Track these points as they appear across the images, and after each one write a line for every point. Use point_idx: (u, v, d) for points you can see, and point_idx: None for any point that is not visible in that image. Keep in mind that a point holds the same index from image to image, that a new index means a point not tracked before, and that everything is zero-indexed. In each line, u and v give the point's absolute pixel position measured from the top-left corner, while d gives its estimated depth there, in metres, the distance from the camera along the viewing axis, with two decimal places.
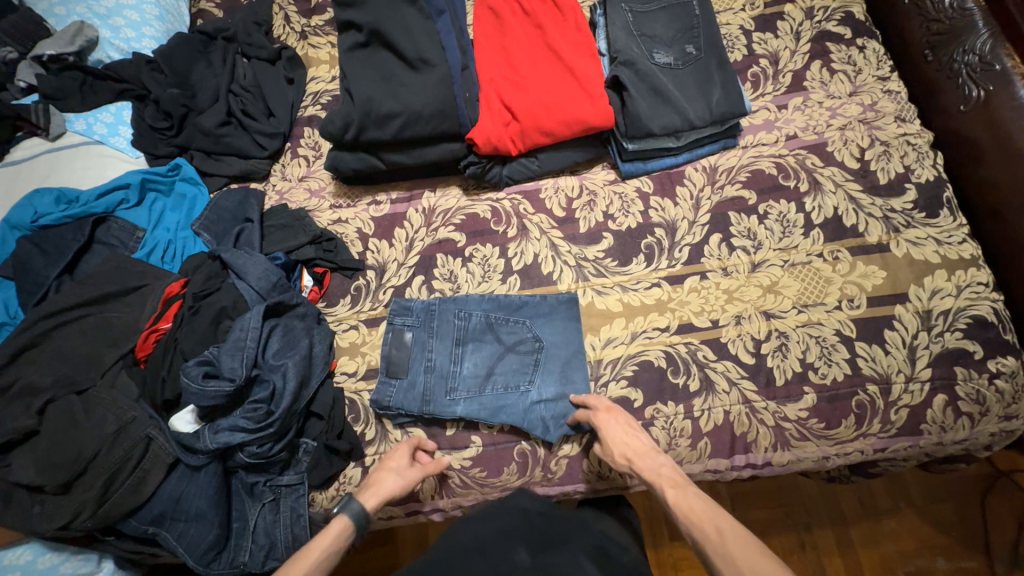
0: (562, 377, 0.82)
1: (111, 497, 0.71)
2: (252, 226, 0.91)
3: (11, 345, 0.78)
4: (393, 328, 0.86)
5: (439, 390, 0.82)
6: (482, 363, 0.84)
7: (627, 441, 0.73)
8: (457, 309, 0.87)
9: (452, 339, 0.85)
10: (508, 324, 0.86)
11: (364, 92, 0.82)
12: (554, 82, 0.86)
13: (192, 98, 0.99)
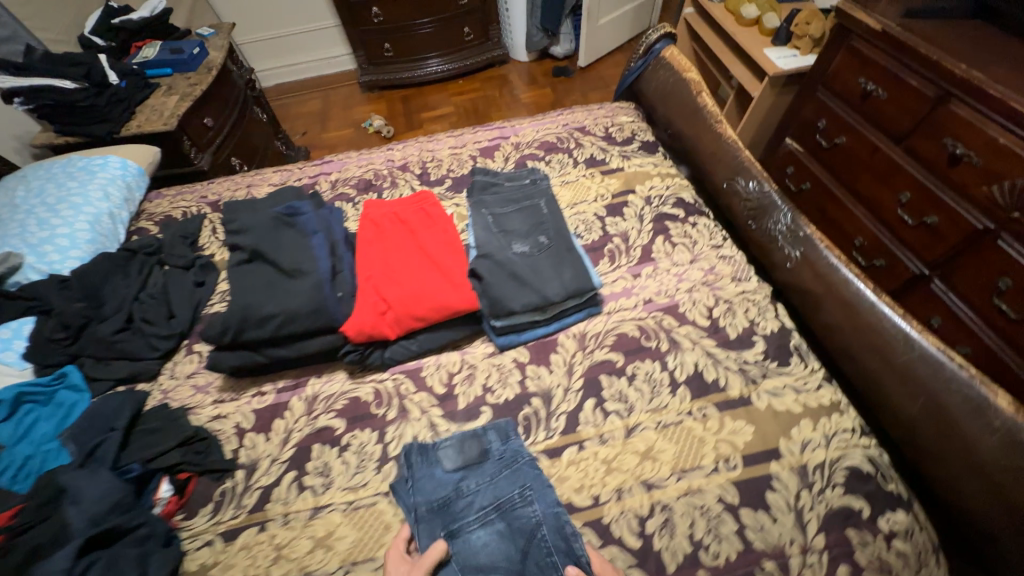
0: None
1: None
2: (114, 435, 0.85)
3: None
4: (483, 442, 0.86)
5: (445, 516, 0.78)
6: (490, 552, 0.74)
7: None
8: (529, 485, 0.80)
9: (499, 497, 0.79)
10: (544, 566, 0.72)
11: (245, 298, 0.90)
12: (423, 275, 0.98)
13: (97, 308, 1.05)
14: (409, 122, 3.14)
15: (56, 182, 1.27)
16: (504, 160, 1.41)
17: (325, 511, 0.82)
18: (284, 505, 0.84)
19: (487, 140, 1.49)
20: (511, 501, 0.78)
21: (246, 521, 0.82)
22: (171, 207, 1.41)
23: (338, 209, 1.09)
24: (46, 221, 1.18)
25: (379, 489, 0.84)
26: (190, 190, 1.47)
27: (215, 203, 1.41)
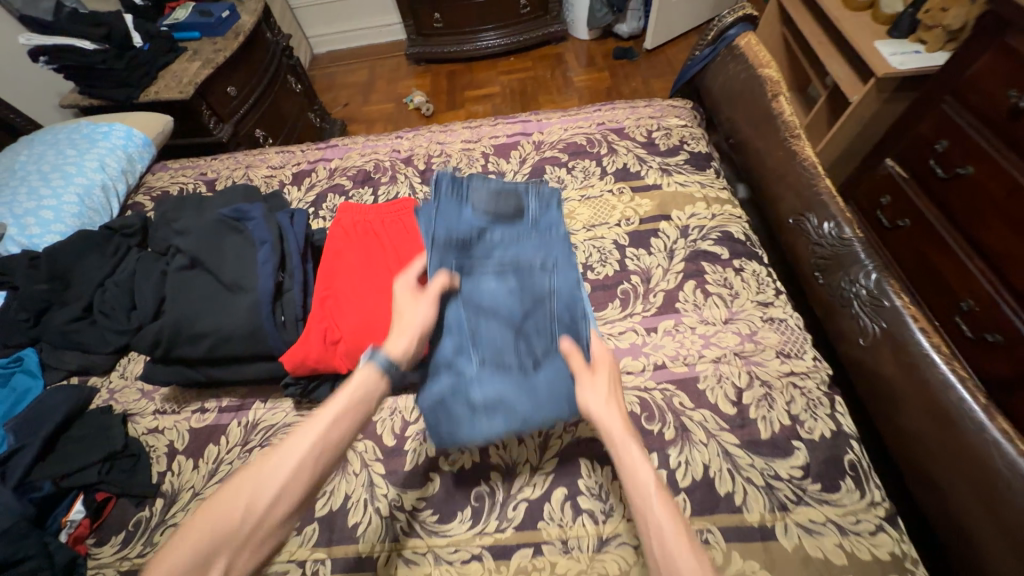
0: (493, 398, 0.66)
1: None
2: (34, 442, 0.79)
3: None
4: (517, 209, 0.84)
5: (463, 250, 0.77)
6: (496, 299, 0.73)
7: (604, 396, 0.60)
8: (556, 254, 0.78)
9: (519, 256, 0.77)
10: (543, 329, 0.71)
11: (179, 310, 0.79)
12: (385, 304, 0.82)
13: (62, 292, 1.01)
14: (451, 99, 2.96)
15: (58, 149, 1.24)
16: (520, 162, 1.20)
17: None
18: None
19: (506, 135, 1.29)
20: (531, 264, 0.76)
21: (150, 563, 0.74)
22: (170, 183, 1.35)
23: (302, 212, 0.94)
24: (36, 192, 1.15)
25: (295, 555, 0.72)
26: (192, 165, 1.41)
27: (212, 182, 1.33)
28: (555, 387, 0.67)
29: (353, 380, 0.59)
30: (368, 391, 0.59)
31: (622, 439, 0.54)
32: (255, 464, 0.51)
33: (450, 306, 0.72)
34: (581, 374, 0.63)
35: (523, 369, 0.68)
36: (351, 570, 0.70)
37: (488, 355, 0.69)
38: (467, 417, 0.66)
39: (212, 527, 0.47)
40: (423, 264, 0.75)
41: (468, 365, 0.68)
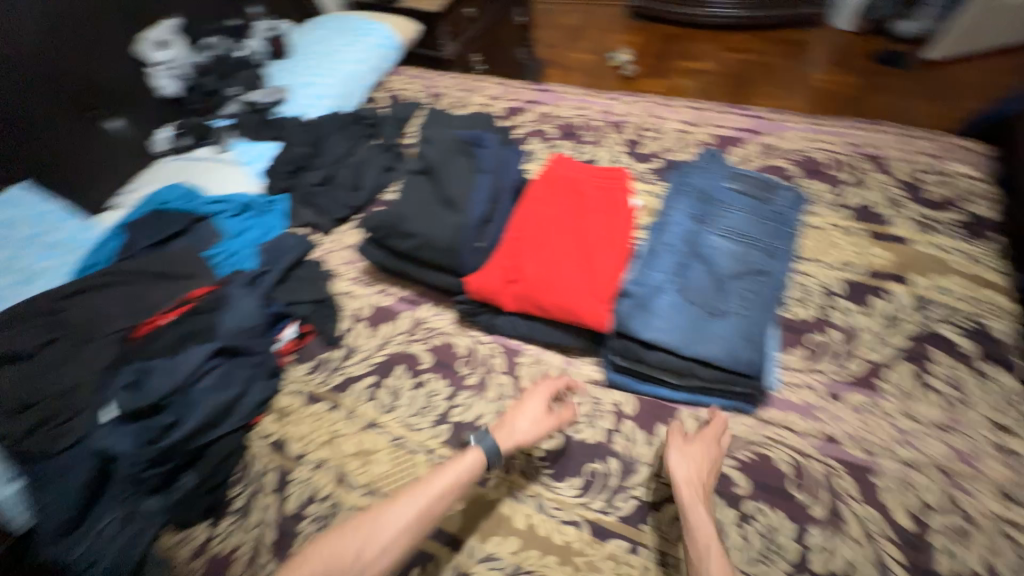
0: (671, 321, 0.76)
1: (29, 439, 0.81)
2: (277, 270, 1.03)
3: (71, 285, 0.96)
4: (766, 196, 0.87)
5: (704, 206, 0.85)
6: (714, 251, 0.80)
7: (687, 462, 0.70)
8: (784, 243, 0.82)
9: (751, 232, 0.82)
10: (740, 294, 0.77)
11: (401, 208, 0.91)
12: (566, 265, 0.84)
13: (314, 159, 1.23)
14: (659, 65, 2.76)
15: (337, 37, 1.47)
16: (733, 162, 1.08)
17: (378, 429, 0.86)
18: (354, 401, 0.91)
19: (732, 127, 1.17)
20: (767, 223, 0.83)
21: (325, 395, 0.93)
22: (403, 88, 1.52)
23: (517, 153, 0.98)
24: (315, 70, 1.39)
25: (426, 442, 0.84)
26: (424, 77, 1.56)
27: (436, 97, 1.46)
28: (725, 340, 0.74)
29: (454, 464, 0.71)
30: (469, 474, 0.71)
31: (694, 504, 0.66)
32: (370, 516, 0.66)
33: (676, 234, 0.82)
34: (675, 436, 0.73)
35: (706, 312, 0.77)
36: None
37: (685, 289, 0.78)
38: (639, 325, 0.77)
39: (330, 558, 0.63)
40: (669, 199, 0.86)
41: (665, 286, 0.79)
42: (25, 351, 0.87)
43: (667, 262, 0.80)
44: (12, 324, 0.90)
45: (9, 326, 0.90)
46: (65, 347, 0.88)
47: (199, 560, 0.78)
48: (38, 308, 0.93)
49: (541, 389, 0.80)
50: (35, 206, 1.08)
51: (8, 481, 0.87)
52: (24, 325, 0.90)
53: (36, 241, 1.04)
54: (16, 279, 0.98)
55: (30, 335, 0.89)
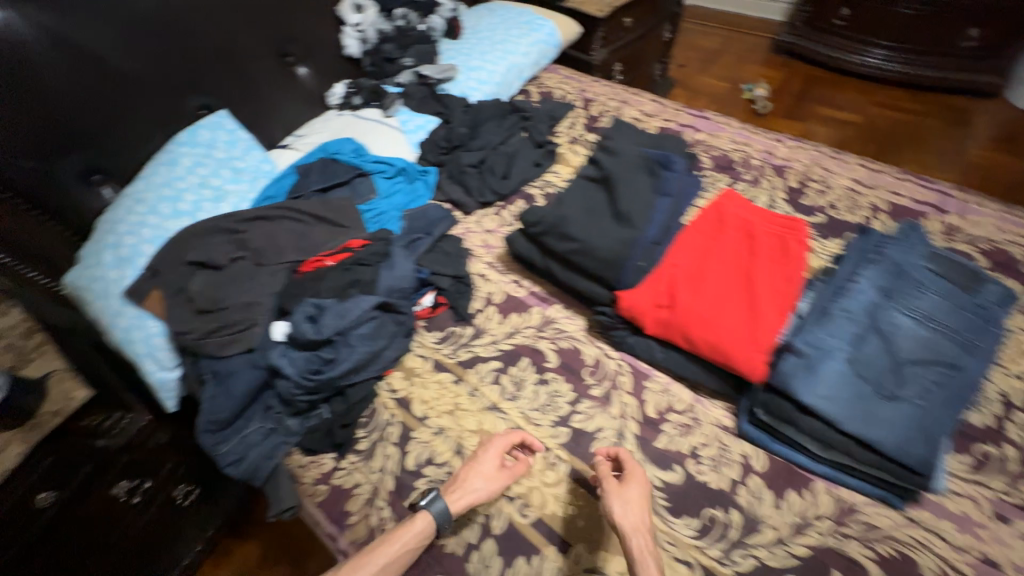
0: (839, 391, 0.73)
1: (206, 339, 0.91)
2: (427, 239, 1.09)
3: (254, 211, 1.07)
4: (964, 288, 0.81)
5: (894, 282, 0.80)
6: (900, 332, 0.76)
7: (630, 509, 0.72)
8: (977, 342, 0.77)
9: (943, 323, 0.77)
10: (920, 384, 0.73)
11: (567, 210, 0.93)
12: (726, 306, 0.83)
13: (470, 139, 1.28)
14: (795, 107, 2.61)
15: (508, 26, 1.51)
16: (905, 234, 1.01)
17: (499, 414, 0.89)
18: (478, 380, 0.94)
19: (911, 198, 1.09)
20: (962, 317, 0.78)
21: (451, 367, 0.97)
22: (556, 86, 1.54)
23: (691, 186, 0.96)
24: (483, 54, 1.43)
25: (543, 439, 0.86)
26: (577, 80, 1.57)
27: (588, 102, 1.47)
28: (895, 428, 0.70)
29: (403, 532, 0.73)
30: (417, 539, 0.73)
31: (643, 554, 0.68)
32: None
33: (859, 303, 0.78)
34: (613, 486, 0.74)
35: (878, 392, 0.73)
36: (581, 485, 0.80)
37: (860, 362, 0.74)
38: (803, 387, 0.73)
39: None
40: (856, 266, 0.82)
41: (838, 353, 0.75)
42: (214, 261, 0.97)
43: (846, 330, 0.76)
44: (206, 235, 1.02)
45: (203, 236, 1.02)
46: (246, 266, 0.98)
47: (325, 485, 0.86)
48: (227, 226, 1.04)
49: (497, 444, 0.81)
50: (229, 133, 1.20)
51: (172, 367, 1.01)
52: (215, 239, 1.02)
53: (226, 164, 1.15)
54: (209, 194, 1.10)
55: (219, 246, 0.99)
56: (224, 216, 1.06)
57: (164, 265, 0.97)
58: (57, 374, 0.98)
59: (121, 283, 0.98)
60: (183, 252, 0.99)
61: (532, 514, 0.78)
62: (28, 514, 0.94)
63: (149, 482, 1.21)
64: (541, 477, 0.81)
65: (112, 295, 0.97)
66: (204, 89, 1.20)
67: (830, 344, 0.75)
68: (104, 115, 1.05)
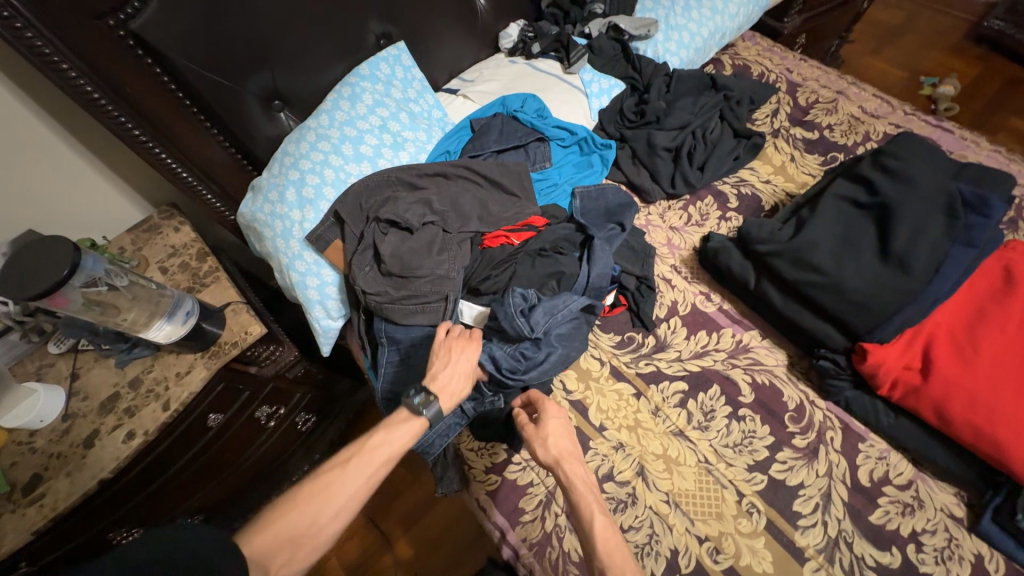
0: None
1: (394, 304, 0.87)
2: (618, 232, 0.99)
3: (435, 166, 0.99)
4: None
5: None
6: None
7: (551, 442, 0.74)
8: None
9: None
10: None
11: (813, 236, 0.80)
12: (1008, 389, 0.69)
13: (664, 116, 1.12)
14: (995, 99, 2.04)
15: None
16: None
17: (686, 443, 0.83)
18: (661, 400, 0.87)
19: None
20: None
21: (631, 378, 0.89)
22: (756, 58, 1.30)
23: (992, 231, 0.78)
24: (688, 9, 1.22)
25: (736, 482, 0.79)
26: (779, 54, 1.32)
27: (795, 85, 1.24)
28: None
29: (402, 428, 0.71)
30: (417, 436, 0.72)
31: (568, 475, 0.70)
32: (332, 481, 0.64)
33: None
34: (533, 431, 0.76)
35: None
36: (780, 544, 0.74)
37: None
38: None
39: (301, 525, 0.60)
40: None
41: None
42: (402, 218, 0.90)
43: None
44: (393, 190, 0.97)
45: (388, 189, 0.96)
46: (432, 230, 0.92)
47: (497, 476, 0.84)
48: (410, 180, 0.97)
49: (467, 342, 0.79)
50: (406, 70, 1.09)
51: (337, 317, 1.00)
52: (399, 193, 0.95)
53: (404, 107, 1.06)
54: (389, 140, 1.02)
55: (406, 202, 0.93)
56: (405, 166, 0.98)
57: (351, 215, 0.92)
58: (233, 306, 0.99)
59: (303, 225, 0.94)
60: (370, 203, 0.93)
61: (723, 560, 0.73)
62: (199, 431, 0.99)
63: (283, 408, 1.21)
64: (733, 521, 0.76)
65: (294, 236, 0.94)
66: (390, 16, 1.09)
67: None
68: (302, 38, 0.97)
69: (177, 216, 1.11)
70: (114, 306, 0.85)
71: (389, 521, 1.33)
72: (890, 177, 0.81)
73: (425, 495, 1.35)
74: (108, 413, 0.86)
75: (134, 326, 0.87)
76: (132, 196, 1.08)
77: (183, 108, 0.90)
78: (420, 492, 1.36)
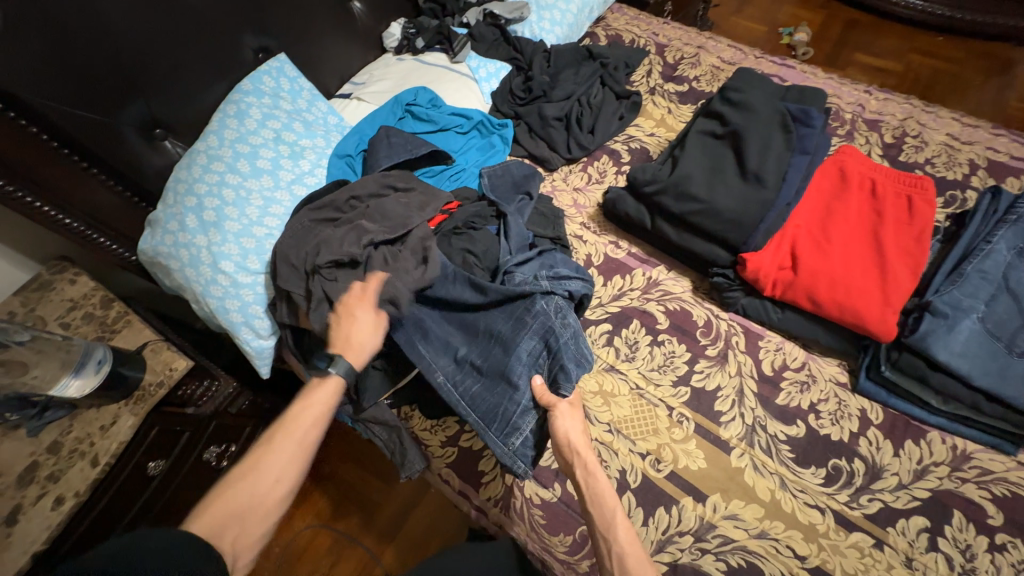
0: (968, 351, 0.75)
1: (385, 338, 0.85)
2: (527, 201, 1.06)
3: (344, 192, 0.97)
4: None
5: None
6: None
7: (573, 426, 0.76)
8: None
9: None
10: None
11: (687, 169, 0.91)
12: (856, 266, 0.83)
13: (550, 89, 1.20)
14: (839, 39, 2.33)
15: None
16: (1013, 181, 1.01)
17: (618, 375, 0.91)
18: (590, 343, 0.94)
19: (1011, 153, 1.07)
20: None
21: None
22: (624, 27, 1.42)
23: (820, 139, 0.93)
24: None
25: (665, 398, 0.88)
26: (644, 20, 1.44)
27: (661, 46, 1.36)
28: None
29: (321, 387, 0.74)
30: (339, 388, 0.75)
31: (575, 455, 0.73)
32: (261, 457, 0.67)
33: (996, 263, 0.79)
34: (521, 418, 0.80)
35: (1009, 349, 0.75)
36: (709, 441, 0.83)
37: (992, 326, 0.76)
38: (942, 348, 0.75)
39: (243, 504, 0.64)
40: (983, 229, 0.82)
41: (972, 318, 0.76)
42: (334, 254, 0.87)
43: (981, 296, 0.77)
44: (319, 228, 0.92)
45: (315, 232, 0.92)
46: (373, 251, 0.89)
47: (455, 446, 0.88)
48: (325, 216, 0.94)
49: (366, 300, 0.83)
50: (291, 81, 1.09)
51: (268, 335, 0.98)
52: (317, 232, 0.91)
53: (296, 116, 1.07)
54: (287, 151, 1.02)
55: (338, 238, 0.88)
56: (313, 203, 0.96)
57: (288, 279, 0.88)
58: (153, 345, 0.97)
59: (211, 249, 0.92)
60: (299, 255, 0.89)
61: (665, 467, 0.82)
62: (140, 482, 0.96)
63: (234, 445, 1.20)
64: (668, 433, 0.84)
65: (204, 262, 0.92)
66: (264, 29, 1.08)
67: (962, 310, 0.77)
68: (171, 61, 0.94)
69: (70, 267, 1.03)
70: (19, 365, 0.81)
71: (373, 533, 1.32)
72: (738, 108, 0.93)
73: (403, 498, 1.36)
74: (28, 484, 0.80)
75: (42, 385, 0.82)
76: (14, 257, 1.00)
77: (53, 152, 0.84)
78: (398, 497, 1.36)
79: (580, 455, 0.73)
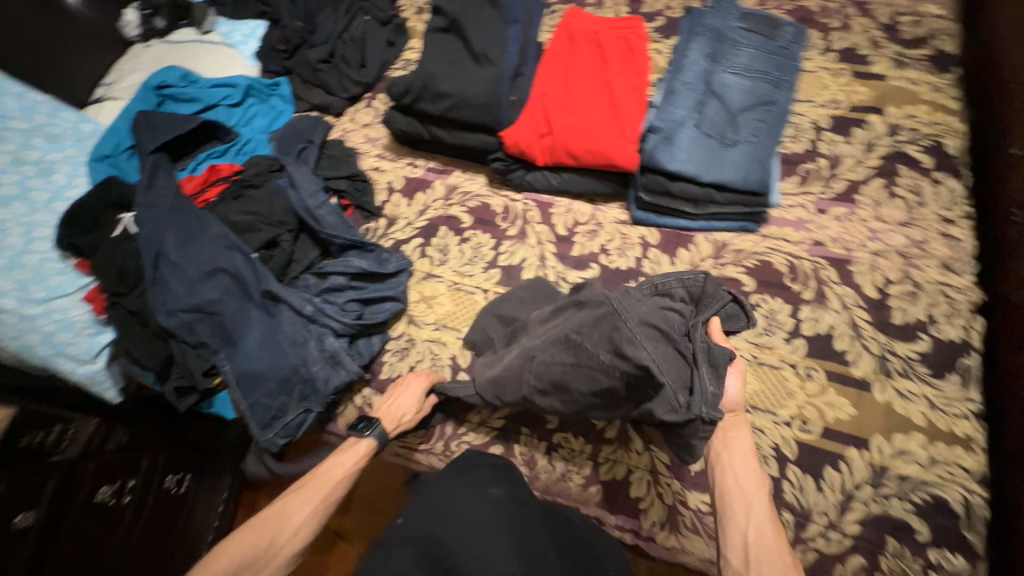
0: (690, 152, 0.86)
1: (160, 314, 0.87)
2: (312, 147, 1.06)
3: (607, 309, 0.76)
4: (772, 32, 0.92)
5: (717, 52, 0.91)
6: (728, 86, 0.89)
7: (739, 456, 0.70)
8: (791, 75, 0.90)
9: (755, 68, 0.90)
10: (753, 124, 0.88)
11: (431, 69, 0.94)
12: (596, 112, 0.91)
13: (311, 35, 1.19)
14: None
15: None
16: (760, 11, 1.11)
17: (435, 280, 0.96)
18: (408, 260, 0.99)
19: None
20: (777, 61, 0.90)
21: None
22: None
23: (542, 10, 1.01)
24: None
25: (480, 284, 0.95)
26: None
27: None
28: (739, 165, 0.86)
29: (350, 452, 0.77)
30: (366, 458, 0.78)
31: (723, 457, 0.71)
32: (272, 515, 0.69)
33: (696, 73, 0.90)
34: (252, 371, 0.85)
35: (722, 141, 0.87)
36: None
37: (705, 127, 0.88)
38: (670, 158, 0.86)
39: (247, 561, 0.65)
40: (685, 42, 0.93)
41: (689, 125, 0.88)
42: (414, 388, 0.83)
43: (691, 105, 0.89)
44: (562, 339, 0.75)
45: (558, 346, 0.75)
46: (687, 344, 0.75)
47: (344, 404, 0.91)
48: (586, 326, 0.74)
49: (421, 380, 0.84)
50: (19, 97, 1.00)
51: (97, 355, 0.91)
52: (584, 311, 0.75)
53: (36, 132, 0.99)
54: (33, 169, 0.95)
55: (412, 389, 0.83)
56: (538, 288, 0.89)
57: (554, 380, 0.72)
58: None
59: None
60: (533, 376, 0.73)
61: None
62: (10, 542, 0.81)
63: (133, 479, 1.04)
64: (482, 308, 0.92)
65: None
66: None
67: (677, 121, 0.88)
68: None
69: None
70: None
71: None
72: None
73: None
74: None
75: None
76: None
77: None
78: None
79: (724, 453, 0.71)
